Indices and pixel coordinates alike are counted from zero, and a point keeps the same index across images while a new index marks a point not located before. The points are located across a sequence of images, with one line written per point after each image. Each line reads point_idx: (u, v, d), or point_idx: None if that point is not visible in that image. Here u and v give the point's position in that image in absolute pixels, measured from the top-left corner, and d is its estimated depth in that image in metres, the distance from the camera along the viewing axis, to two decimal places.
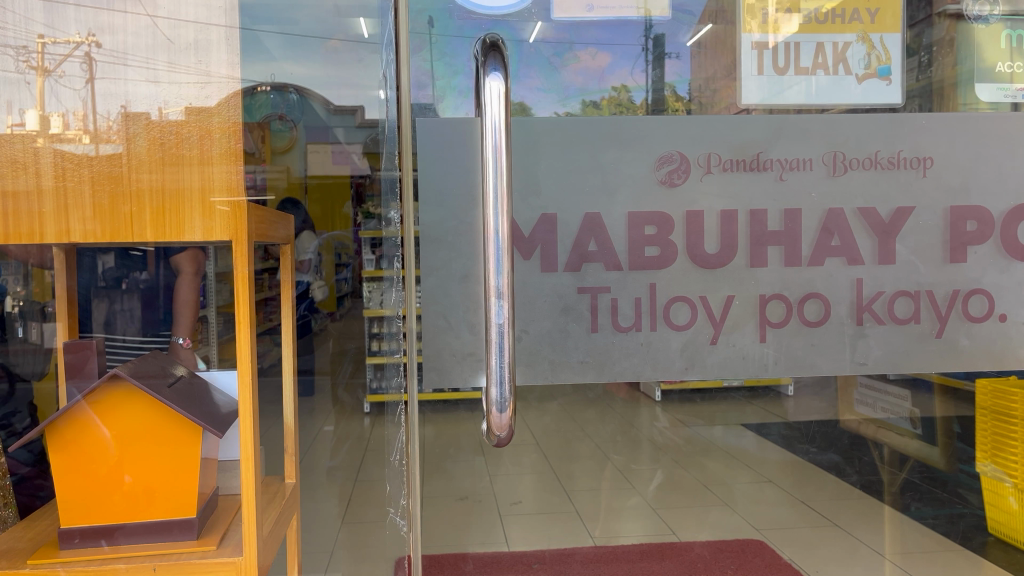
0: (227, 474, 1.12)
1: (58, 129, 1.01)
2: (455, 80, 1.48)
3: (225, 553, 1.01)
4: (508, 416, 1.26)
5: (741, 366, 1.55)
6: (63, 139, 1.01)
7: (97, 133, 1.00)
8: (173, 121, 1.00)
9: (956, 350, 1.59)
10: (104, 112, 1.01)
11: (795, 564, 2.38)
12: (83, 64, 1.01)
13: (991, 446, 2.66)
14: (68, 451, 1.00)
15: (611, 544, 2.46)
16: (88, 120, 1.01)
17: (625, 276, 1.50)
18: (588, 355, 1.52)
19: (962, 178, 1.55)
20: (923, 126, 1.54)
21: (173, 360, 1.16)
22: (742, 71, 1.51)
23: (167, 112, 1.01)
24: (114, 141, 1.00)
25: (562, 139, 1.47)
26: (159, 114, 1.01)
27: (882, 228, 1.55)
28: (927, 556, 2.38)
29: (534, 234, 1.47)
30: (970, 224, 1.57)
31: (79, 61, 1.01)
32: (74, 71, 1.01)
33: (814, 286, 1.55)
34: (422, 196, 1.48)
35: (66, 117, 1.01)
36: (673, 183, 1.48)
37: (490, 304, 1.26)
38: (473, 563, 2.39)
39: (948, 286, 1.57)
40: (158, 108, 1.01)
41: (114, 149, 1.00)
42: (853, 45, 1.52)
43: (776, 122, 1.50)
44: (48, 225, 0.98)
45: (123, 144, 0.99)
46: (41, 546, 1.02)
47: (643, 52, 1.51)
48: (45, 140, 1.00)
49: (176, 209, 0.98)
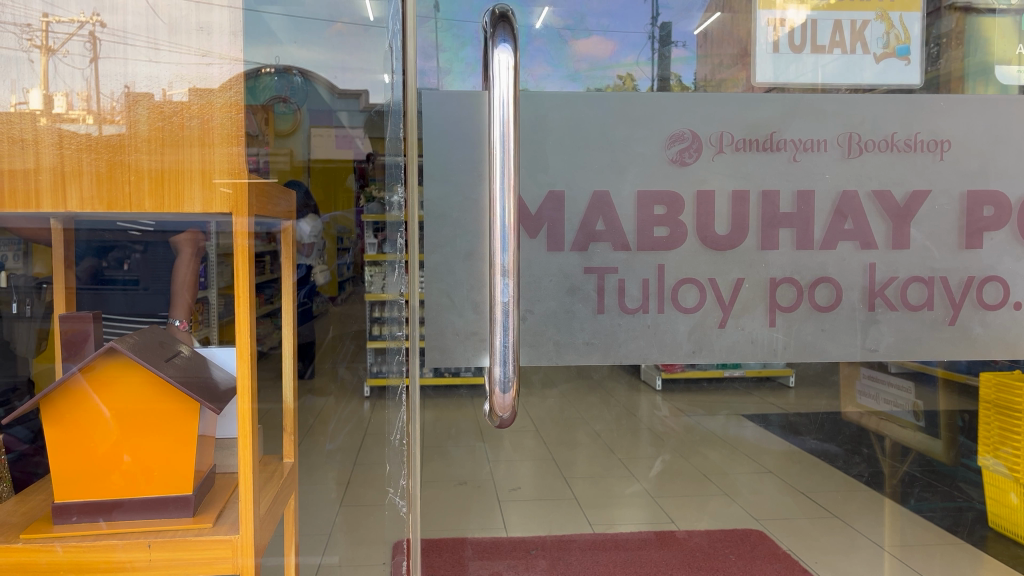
0: (224, 452, 1.08)
1: (61, 109, 0.97)
2: (462, 53, 1.45)
3: (220, 531, 0.99)
4: (511, 396, 1.23)
5: (750, 351, 1.53)
6: (66, 118, 0.97)
7: (101, 113, 0.97)
8: (177, 103, 0.97)
9: (969, 337, 1.57)
10: (108, 92, 0.97)
11: (793, 552, 2.28)
12: (87, 43, 0.97)
13: (996, 437, 2.48)
14: (66, 427, 0.98)
15: (610, 531, 2.43)
16: (92, 100, 0.97)
17: (633, 258, 1.48)
18: (594, 336, 1.49)
19: (981, 162, 1.53)
20: (941, 108, 1.50)
21: (173, 337, 1.13)
22: (756, 49, 1.47)
23: (171, 93, 0.97)
24: (117, 121, 0.97)
25: (573, 116, 1.44)
26: (163, 95, 0.97)
27: (897, 211, 1.52)
28: (925, 548, 2.34)
29: (542, 212, 1.45)
30: (987, 209, 1.55)
31: (83, 40, 0.97)
32: (77, 50, 0.97)
33: (826, 270, 1.52)
34: (427, 175, 1.45)
35: (69, 97, 0.98)
36: (685, 162, 1.45)
37: (495, 282, 1.23)
38: (472, 547, 2.26)
39: (962, 273, 1.55)
40: (162, 89, 0.97)
41: (118, 130, 0.96)
42: (872, 24, 1.48)
43: (789, 102, 1.48)
44: (45, 197, 0.96)
45: (126, 125, 0.96)
46: (34, 521, 1.01)
47: (649, 40, 1.49)
48: (48, 120, 0.97)
49: (176, 180, 0.96)
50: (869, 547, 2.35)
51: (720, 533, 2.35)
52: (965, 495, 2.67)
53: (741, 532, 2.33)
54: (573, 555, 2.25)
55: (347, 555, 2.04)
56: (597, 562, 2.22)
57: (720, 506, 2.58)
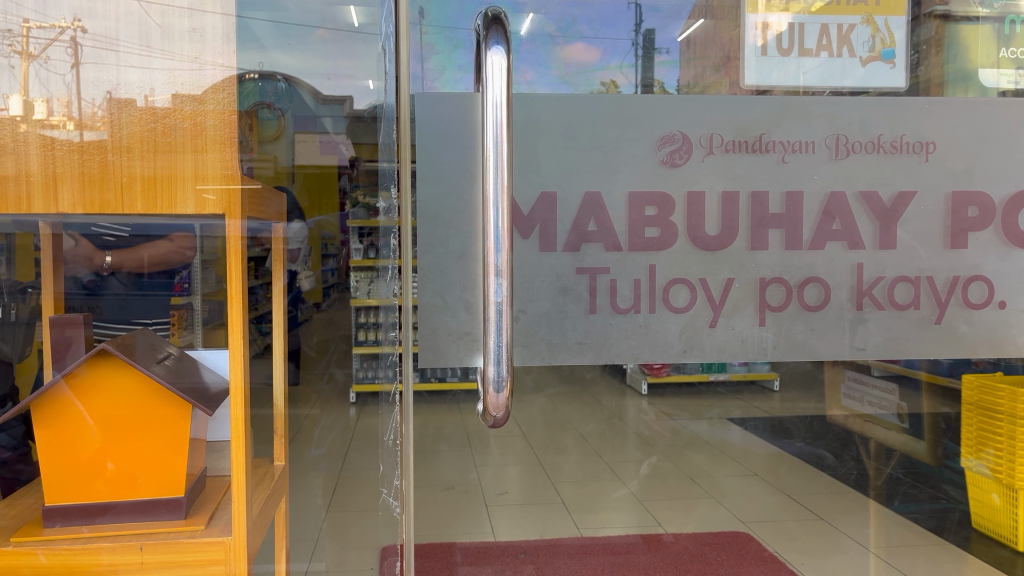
0: (217, 454, 1.10)
1: (43, 115, 0.97)
2: (456, 55, 1.47)
3: (213, 533, 0.99)
4: (505, 396, 1.23)
5: (740, 350, 1.54)
6: (48, 125, 0.97)
7: (82, 120, 0.96)
8: (161, 109, 0.97)
9: (955, 336, 1.59)
10: (90, 98, 0.97)
11: (780, 554, 2.28)
12: (68, 48, 0.97)
13: (980, 431, 2.48)
14: (57, 429, 0.97)
15: (596, 535, 2.42)
16: (73, 107, 0.96)
17: (624, 258, 1.48)
18: (587, 336, 1.50)
19: (966, 162, 1.56)
20: (925, 110, 1.53)
21: (162, 339, 1.13)
22: (744, 51, 1.49)
23: (154, 98, 0.97)
24: (99, 128, 0.96)
25: (565, 118, 1.45)
26: (146, 101, 0.97)
27: (884, 212, 1.54)
28: (910, 549, 2.35)
29: (534, 213, 1.45)
30: (971, 210, 1.57)
31: (64, 45, 0.97)
32: (59, 55, 0.97)
33: (814, 270, 1.54)
34: (421, 177, 1.45)
35: (49, 103, 0.97)
36: (675, 164, 1.47)
37: (489, 282, 1.23)
38: (462, 552, 2.27)
39: (947, 272, 1.57)
40: (145, 94, 0.97)
41: (99, 136, 0.96)
42: (858, 27, 1.49)
43: (776, 104, 1.50)
44: (37, 202, 0.96)
45: (108, 131, 0.96)
46: (24, 523, 1.00)
47: (634, 47, 1.51)
48: (30, 126, 0.96)
49: (168, 183, 0.96)
50: (855, 548, 2.36)
51: (707, 537, 2.36)
52: (947, 496, 2.73)
53: (728, 535, 2.38)
54: (561, 559, 2.25)
55: (334, 561, 2.03)
56: (586, 567, 2.21)
57: (707, 509, 2.61)
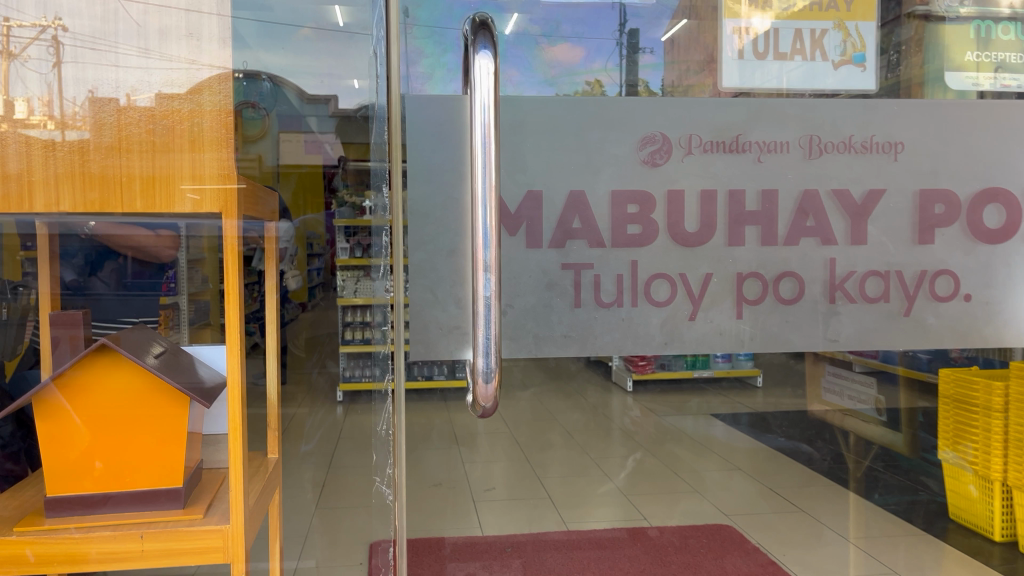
0: (212, 447, 1.13)
1: (23, 114, 0.98)
2: (445, 58, 1.53)
3: (212, 521, 1.02)
4: (494, 386, 1.27)
5: (718, 342, 1.59)
6: (28, 124, 0.98)
7: (62, 119, 0.98)
8: (142, 109, 0.99)
9: (923, 328, 1.64)
10: (71, 96, 0.99)
11: (762, 545, 2.33)
12: (50, 48, 1.01)
13: (957, 427, 2.52)
14: (58, 420, 1.00)
15: (580, 528, 2.47)
16: (54, 106, 0.98)
17: (608, 253, 1.53)
18: (572, 329, 1.54)
19: (930, 163, 1.61)
20: (894, 112, 1.59)
21: (152, 336, 1.16)
22: (721, 55, 1.56)
23: (136, 98, 0.99)
24: (80, 127, 0.98)
25: (548, 118, 1.49)
26: (128, 100, 0.99)
27: (855, 209, 1.60)
28: (889, 540, 2.41)
29: (520, 210, 1.49)
30: (938, 207, 1.62)
31: (46, 44, 1.01)
32: (41, 54, 1.01)
33: (789, 264, 1.59)
34: (411, 177, 1.49)
35: (30, 102, 0.99)
36: (656, 163, 1.51)
37: (478, 277, 1.26)
38: (450, 546, 2.31)
39: (915, 267, 1.63)
40: (126, 93, 0.99)
41: (80, 136, 0.97)
42: (830, 32, 1.56)
43: (754, 105, 1.54)
44: (37, 198, 0.98)
45: (90, 131, 0.98)
46: (28, 513, 1.02)
47: (618, 47, 1.56)
48: (11, 125, 0.98)
49: (166, 182, 0.98)
50: (835, 539, 2.42)
51: (690, 530, 2.41)
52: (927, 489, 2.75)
53: (710, 528, 2.44)
54: (548, 553, 2.30)
55: (324, 557, 2.07)
56: (572, 561, 2.25)
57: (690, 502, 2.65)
